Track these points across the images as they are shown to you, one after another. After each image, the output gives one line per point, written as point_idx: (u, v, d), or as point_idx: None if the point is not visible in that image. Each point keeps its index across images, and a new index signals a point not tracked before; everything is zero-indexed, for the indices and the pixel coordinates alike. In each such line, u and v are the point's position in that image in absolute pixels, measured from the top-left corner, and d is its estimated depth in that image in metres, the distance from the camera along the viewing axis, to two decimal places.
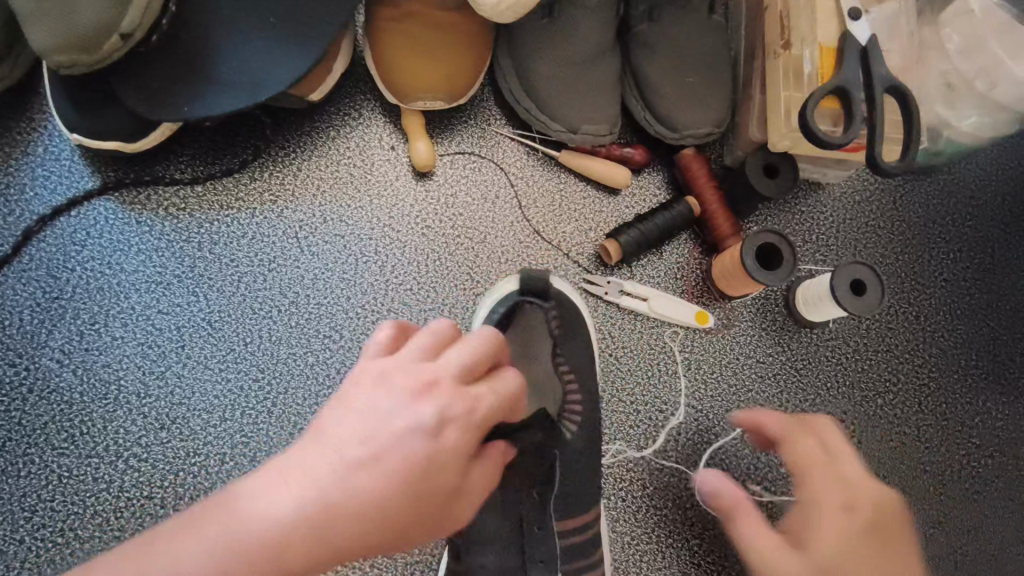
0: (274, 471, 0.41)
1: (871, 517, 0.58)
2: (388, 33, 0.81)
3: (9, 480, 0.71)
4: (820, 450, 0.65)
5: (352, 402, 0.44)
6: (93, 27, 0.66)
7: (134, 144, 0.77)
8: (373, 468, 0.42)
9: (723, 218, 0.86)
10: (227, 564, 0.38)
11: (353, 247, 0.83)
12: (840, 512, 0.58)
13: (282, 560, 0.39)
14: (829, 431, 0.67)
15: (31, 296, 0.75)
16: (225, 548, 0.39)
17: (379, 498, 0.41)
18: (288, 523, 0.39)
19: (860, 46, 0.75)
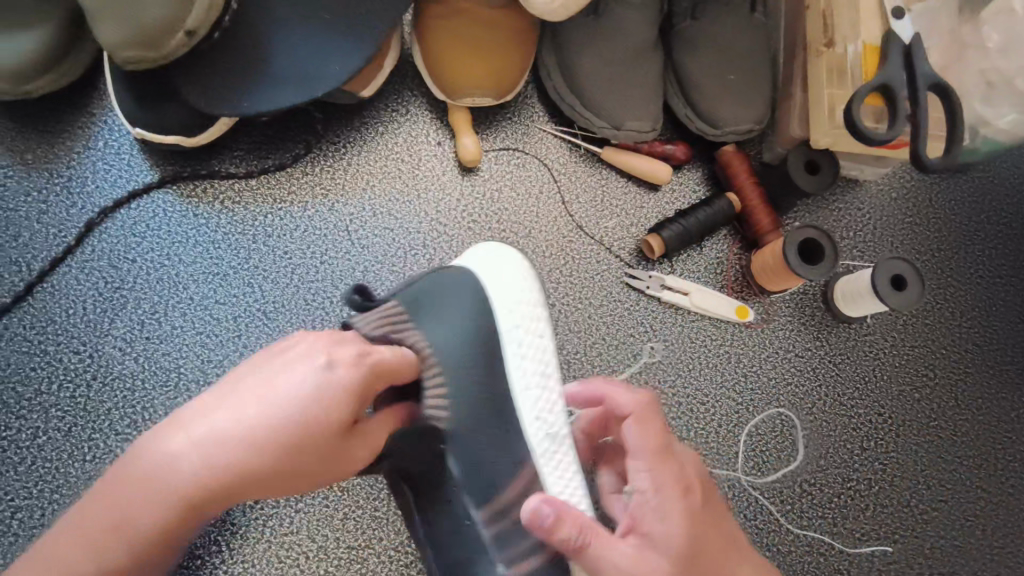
0: (181, 428, 0.53)
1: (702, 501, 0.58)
2: (438, 31, 0.83)
3: (76, 464, 0.73)
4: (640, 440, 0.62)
5: (265, 372, 0.56)
6: (160, 24, 0.66)
7: (192, 139, 0.79)
8: (268, 428, 0.53)
9: (764, 214, 0.88)
10: (147, 491, 0.51)
11: (402, 240, 0.85)
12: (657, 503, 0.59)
13: (184, 485, 0.51)
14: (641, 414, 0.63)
15: (94, 285, 0.77)
16: (147, 481, 0.51)
17: (274, 441, 0.53)
18: (213, 461, 0.52)
19: (903, 44, 0.76)
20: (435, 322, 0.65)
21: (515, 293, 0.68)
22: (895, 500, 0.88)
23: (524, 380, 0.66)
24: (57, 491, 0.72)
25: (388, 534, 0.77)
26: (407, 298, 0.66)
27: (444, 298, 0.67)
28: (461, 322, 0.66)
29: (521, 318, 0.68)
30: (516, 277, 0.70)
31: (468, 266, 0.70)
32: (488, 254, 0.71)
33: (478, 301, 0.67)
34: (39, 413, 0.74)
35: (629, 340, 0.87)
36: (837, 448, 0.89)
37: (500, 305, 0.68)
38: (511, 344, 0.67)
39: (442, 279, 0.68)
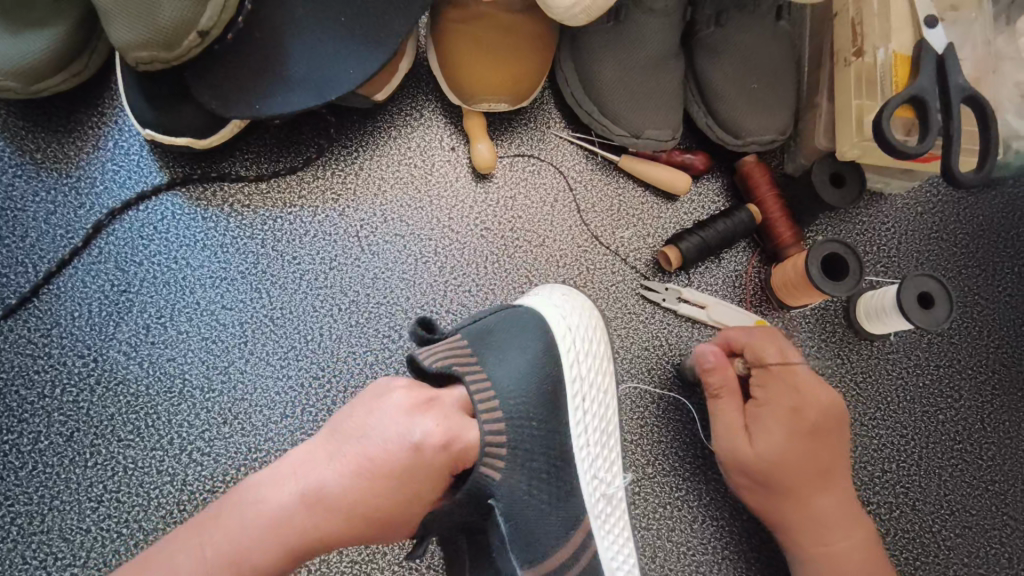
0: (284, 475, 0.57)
1: (812, 420, 0.73)
2: (455, 35, 0.81)
3: (76, 470, 0.71)
4: (779, 360, 0.75)
5: (361, 430, 0.59)
6: (173, 26, 0.65)
7: (203, 142, 0.77)
8: (359, 493, 0.57)
9: (785, 227, 0.85)
10: (249, 533, 0.55)
11: (413, 247, 0.83)
12: (788, 415, 0.73)
13: (281, 533, 0.55)
14: (773, 341, 0.77)
15: (100, 288, 0.76)
16: (249, 523, 0.55)
17: (358, 500, 0.57)
18: (307, 515, 0.56)
19: (936, 55, 0.73)
20: (501, 361, 0.66)
21: (583, 344, 0.72)
22: (917, 525, 0.85)
23: (586, 438, 0.70)
24: (57, 497, 0.70)
25: (391, 549, 0.75)
26: (475, 331, 0.68)
27: (511, 335, 0.69)
28: (526, 362, 0.68)
29: (584, 371, 0.71)
30: (584, 328, 0.73)
31: (538, 309, 0.72)
32: (560, 298, 0.74)
33: (546, 344, 0.70)
34: (41, 418, 0.72)
35: (644, 353, 0.85)
36: (857, 471, 0.85)
37: (566, 355, 0.70)
38: (575, 396, 0.70)
39: (513, 318, 0.71)
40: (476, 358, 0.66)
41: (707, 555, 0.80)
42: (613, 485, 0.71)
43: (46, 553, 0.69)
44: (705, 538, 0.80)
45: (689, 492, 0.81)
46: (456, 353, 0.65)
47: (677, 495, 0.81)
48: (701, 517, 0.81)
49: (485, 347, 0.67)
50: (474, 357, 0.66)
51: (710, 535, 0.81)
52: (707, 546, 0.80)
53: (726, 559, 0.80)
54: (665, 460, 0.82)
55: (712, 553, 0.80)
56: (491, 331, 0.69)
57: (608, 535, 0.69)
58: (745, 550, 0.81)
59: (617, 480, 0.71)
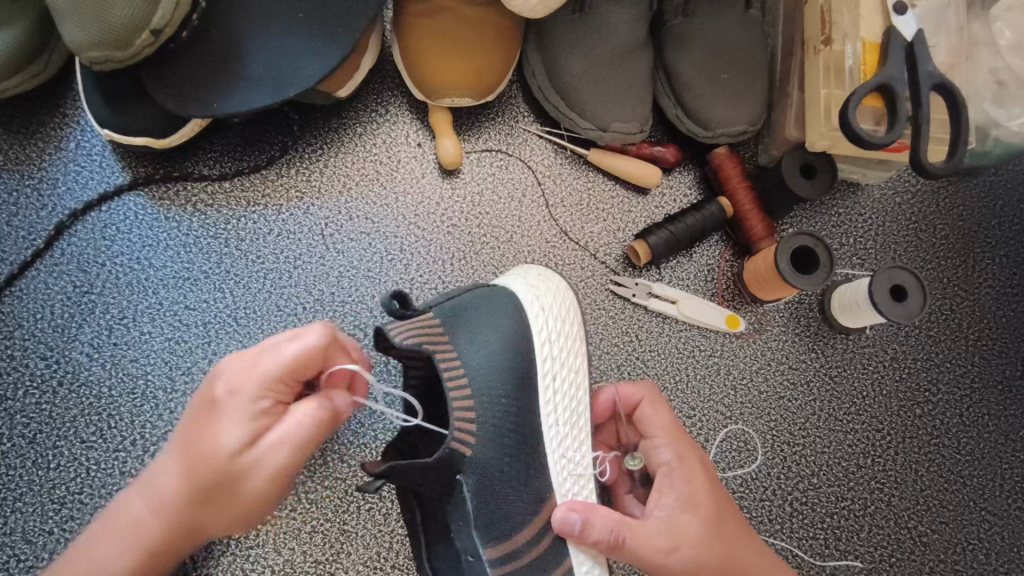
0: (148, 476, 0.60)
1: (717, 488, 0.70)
2: (416, 30, 0.80)
3: (40, 472, 0.72)
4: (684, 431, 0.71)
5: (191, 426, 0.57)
6: (124, 24, 0.64)
7: (164, 141, 0.77)
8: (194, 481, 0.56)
9: (756, 219, 0.84)
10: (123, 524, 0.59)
11: (379, 244, 0.82)
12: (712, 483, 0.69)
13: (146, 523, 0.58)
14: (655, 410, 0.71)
15: (63, 290, 0.76)
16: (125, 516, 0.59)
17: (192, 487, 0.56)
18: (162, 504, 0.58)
19: (905, 41, 0.72)
20: (472, 338, 0.65)
21: (557, 324, 0.70)
22: (892, 520, 0.84)
23: (555, 416, 0.69)
24: (20, 499, 0.71)
25: (356, 548, 0.74)
26: (447, 309, 0.66)
27: (483, 314, 0.67)
28: (497, 343, 0.66)
29: (556, 350, 0.70)
30: (558, 308, 0.71)
31: (513, 289, 0.71)
32: (537, 279, 0.73)
33: (519, 325, 0.68)
34: (4, 419, 0.73)
35: (614, 349, 0.84)
36: (831, 466, 0.84)
37: (539, 333, 0.69)
38: (545, 374, 0.69)
39: (487, 297, 0.69)
40: (448, 335, 0.64)
41: None
42: (583, 464, 0.69)
43: (8, 555, 0.69)
44: None
45: None
46: (423, 330, 0.62)
47: None
48: None
49: (455, 324, 0.65)
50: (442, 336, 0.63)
51: None
52: None
53: None
54: None
55: None
56: (463, 306, 0.67)
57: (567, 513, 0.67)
58: None
59: (587, 458, 0.69)
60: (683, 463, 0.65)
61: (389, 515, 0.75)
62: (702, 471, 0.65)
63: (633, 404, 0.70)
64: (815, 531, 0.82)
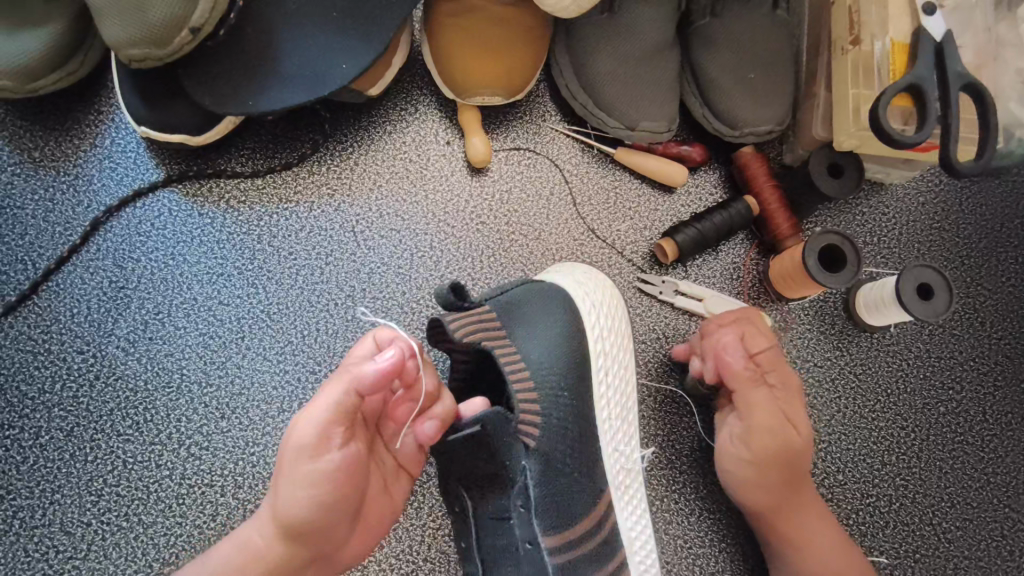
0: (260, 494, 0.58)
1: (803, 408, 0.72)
2: (447, 29, 0.81)
3: (77, 464, 0.72)
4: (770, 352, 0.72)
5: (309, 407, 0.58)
6: (164, 22, 0.65)
7: (198, 138, 0.78)
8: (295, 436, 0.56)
9: (783, 218, 0.84)
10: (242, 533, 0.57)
11: (409, 241, 0.83)
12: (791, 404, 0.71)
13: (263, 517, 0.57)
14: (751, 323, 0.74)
15: (98, 285, 0.77)
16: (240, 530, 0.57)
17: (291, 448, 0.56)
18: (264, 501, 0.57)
19: (934, 42, 0.73)
20: (530, 333, 0.67)
21: (610, 321, 0.72)
22: (917, 517, 0.84)
23: (608, 410, 0.71)
24: (57, 492, 0.72)
25: (388, 542, 0.75)
26: (505, 303, 0.67)
27: (537, 308, 0.69)
28: (554, 338, 0.68)
29: (609, 345, 0.71)
30: (609, 305, 0.72)
31: (564, 285, 0.72)
32: (584, 277, 0.73)
33: (573, 321, 0.70)
34: (42, 413, 0.73)
35: (641, 346, 0.85)
36: (856, 463, 0.85)
37: (592, 329, 0.71)
38: (597, 370, 0.71)
39: (542, 292, 0.70)
40: (508, 331, 0.65)
41: (704, 547, 0.80)
42: (607, 455, 0.70)
43: (48, 546, 0.70)
44: (702, 531, 0.80)
45: (686, 485, 0.81)
46: (485, 325, 0.63)
47: (674, 488, 0.81)
48: (698, 510, 0.81)
49: (514, 319, 0.67)
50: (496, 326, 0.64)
51: (708, 528, 0.81)
52: (704, 539, 0.80)
53: (723, 550, 0.80)
54: (662, 451, 0.82)
55: (709, 546, 0.80)
56: (518, 299, 0.68)
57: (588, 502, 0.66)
58: (742, 543, 0.81)
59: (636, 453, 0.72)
60: (767, 400, 0.70)
61: (419, 509, 0.76)
62: (785, 409, 0.70)
63: (738, 344, 0.72)
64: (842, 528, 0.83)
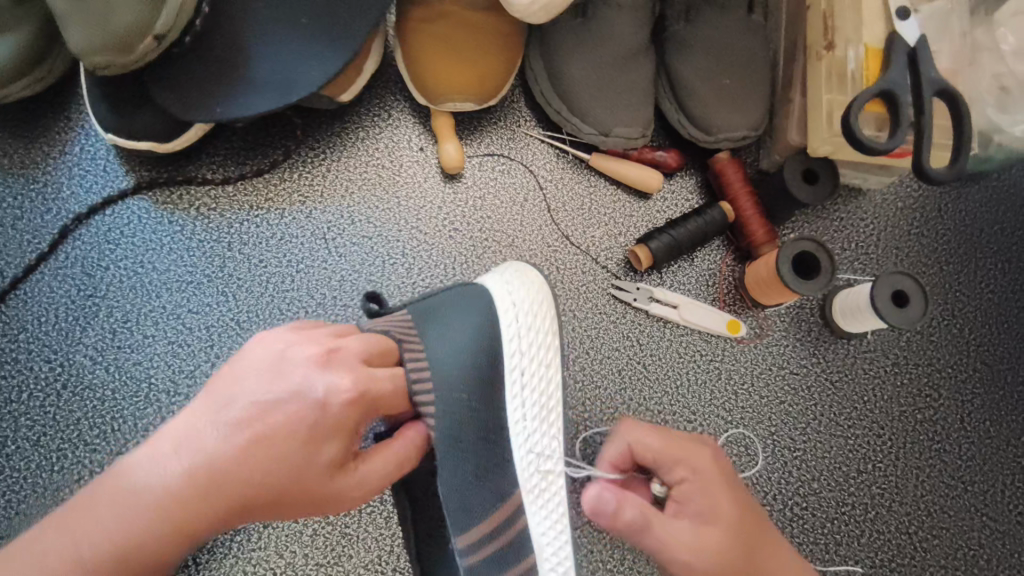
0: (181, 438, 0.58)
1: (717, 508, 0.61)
2: (419, 34, 0.80)
3: (43, 474, 0.72)
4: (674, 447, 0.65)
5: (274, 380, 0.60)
6: (128, 29, 0.65)
7: (167, 145, 0.77)
8: (261, 419, 0.58)
9: (758, 224, 0.84)
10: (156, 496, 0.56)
11: (381, 248, 0.83)
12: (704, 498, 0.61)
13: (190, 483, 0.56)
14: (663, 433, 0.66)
15: (67, 293, 0.76)
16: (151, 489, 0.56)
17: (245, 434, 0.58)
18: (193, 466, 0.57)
19: (907, 47, 0.72)
20: (441, 335, 0.66)
21: (528, 319, 0.68)
22: (893, 526, 0.84)
23: (523, 411, 0.67)
24: (24, 501, 0.71)
25: (357, 552, 0.75)
26: (421, 308, 0.68)
27: (454, 309, 0.68)
28: (465, 337, 0.66)
29: (526, 345, 0.68)
30: (530, 302, 0.69)
31: (490, 286, 0.70)
32: (512, 276, 0.71)
33: (488, 322, 0.67)
34: (9, 422, 0.73)
35: (615, 354, 0.84)
36: (831, 471, 0.84)
37: (507, 328, 0.68)
38: (512, 369, 0.67)
39: (458, 293, 0.69)
40: (418, 333, 0.66)
41: None
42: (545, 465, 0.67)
43: None
44: None
45: None
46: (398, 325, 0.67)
47: None
48: None
49: (427, 321, 0.67)
50: (414, 329, 0.66)
51: None
52: None
53: None
54: None
55: None
56: (434, 302, 0.68)
57: (555, 514, 0.66)
58: None
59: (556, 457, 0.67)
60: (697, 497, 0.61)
61: (389, 519, 0.76)
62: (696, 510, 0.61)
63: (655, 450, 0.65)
64: (817, 538, 0.82)
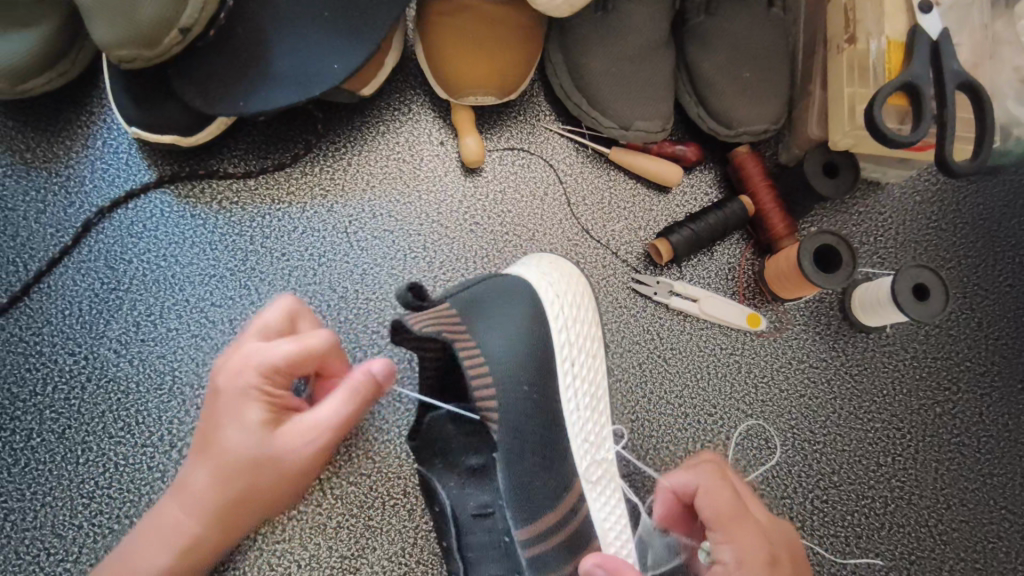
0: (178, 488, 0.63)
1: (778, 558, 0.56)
2: (440, 28, 0.80)
3: (69, 466, 0.72)
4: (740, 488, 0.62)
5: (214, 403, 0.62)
6: (154, 22, 0.65)
7: (191, 139, 0.77)
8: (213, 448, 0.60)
9: (778, 218, 0.84)
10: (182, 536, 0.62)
11: (402, 242, 0.83)
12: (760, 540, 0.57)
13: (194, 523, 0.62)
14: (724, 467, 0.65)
15: (90, 286, 0.77)
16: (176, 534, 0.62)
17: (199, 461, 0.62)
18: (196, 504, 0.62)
19: (930, 39, 0.72)
20: (490, 329, 0.66)
21: (573, 310, 0.70)
22: (913, 519, 0.84)
23: (576, 402, 0.69)
24: (49, 493, 0.71)
25: (381, 544, 0.75)
26: (463, 300, 0.66)
27: (499, 303, 0.68)
28: (516, 330, 0.67)
29: (573, 335, 0.69)
30: (573, 293, 0.71)
31: (529, 278, 0.71)
32: (547, 267, 0.72)
33: (537, 316, 0.68)
34: (34, 415, 0.73)
35: (635, 347, 0.84)
36: (851, 465, 0.85)
37: (555, 319, 0.69)
38: (563, 361, 0.69)
39: (501, 286, 0.69)
40: (468, 328, 0.65)
41: None
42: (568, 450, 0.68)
43: (39, 549, 0.70)
44: None
45: None
46: (442, 317, 0.63)
47: None
48: None
49: (474, 314, 0.66)
50: (461, 326, 0.64)
51: None
52: None
53: None
54: (655, 453, 0.82)
55: None
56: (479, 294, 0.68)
57: (604, 506, 0.68)
58: None
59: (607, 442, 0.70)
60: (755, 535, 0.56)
61: (413, 511, 0.76)
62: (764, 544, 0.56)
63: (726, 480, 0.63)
64: (838, 530, 0.83)
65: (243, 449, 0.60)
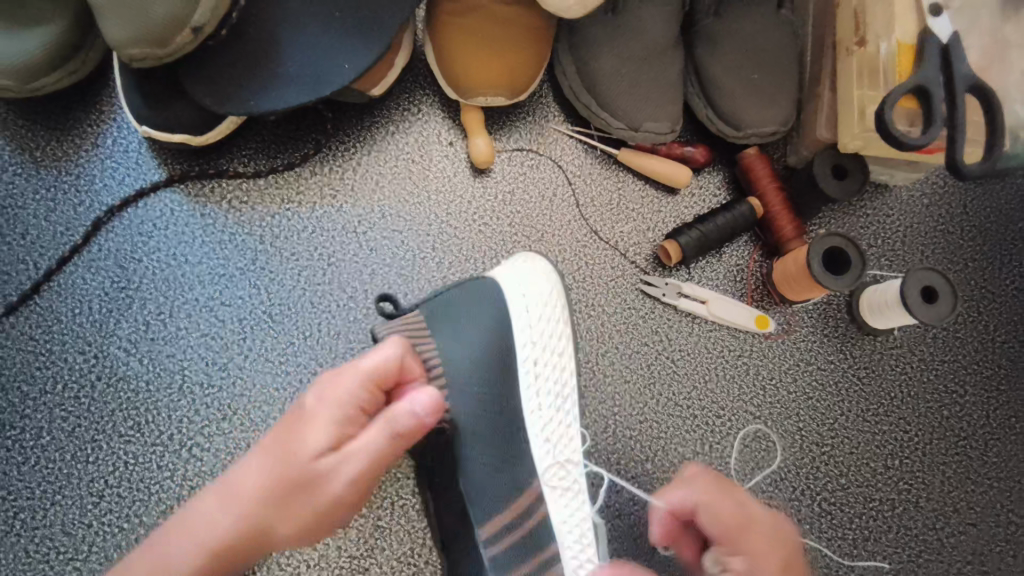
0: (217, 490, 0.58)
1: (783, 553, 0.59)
2: (450, 29, 0.80)
3: (78, 465, 0.72)
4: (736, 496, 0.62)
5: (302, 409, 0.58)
6: (166, 21, 0.65)
7: (201, 138, 0.77)
8: (283, 453, 0.56)
9: (787, 220, 0.84)
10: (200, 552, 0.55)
11: (411, 243, 0.83)
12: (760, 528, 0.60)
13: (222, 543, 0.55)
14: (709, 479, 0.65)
15: (100, 285, 0.77)
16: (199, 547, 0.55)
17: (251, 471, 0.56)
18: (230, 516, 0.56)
19: (940, 43, 0.72)
20: (454, 331, 0.67)
21: (538, 308, 0.70)
22: (920, 521, 0.84)
23: (538, 401, 0.69)
24: (59, 492, 0.71)
25: (390, 544, 0.75)
26: (433, 305, 0.68)
27: (466, 306, 0.69)
28: (475, 333, 0.68)
29: (538, 335, 0.69)
30: (541, 292, 0.70)
31: (501, 278, 0.71)
32: (522, 265, 0.72)
33: (500, 317, 0.69)
34: (44, 413, 0.73)
35: (643, 349, 0.84)
36: (859, 467, 0.85)
37: (518, 319, 0.69)
38: (526, 360, 0.69)
39: (472, 288, 0.70)
40: (430, 331, 0.67)
41: None
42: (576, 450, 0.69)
43: (49, 547, 0.70)
44: None
45: None
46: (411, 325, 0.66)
47: None
48: None
49: (440, 318, 0.67)
50: (426, 330, 0.66)
51: None
52: None
53: None
54: (664, 455, 0.82)
55: None
56: (448, 298, 0.69)
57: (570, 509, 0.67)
58: None
59: (574, 443, 0.69)
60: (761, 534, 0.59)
61: (421, 511, 0.76)
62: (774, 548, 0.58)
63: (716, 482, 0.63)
64: (846, 533, 0.83)
65: (314, 453, 0.55)
